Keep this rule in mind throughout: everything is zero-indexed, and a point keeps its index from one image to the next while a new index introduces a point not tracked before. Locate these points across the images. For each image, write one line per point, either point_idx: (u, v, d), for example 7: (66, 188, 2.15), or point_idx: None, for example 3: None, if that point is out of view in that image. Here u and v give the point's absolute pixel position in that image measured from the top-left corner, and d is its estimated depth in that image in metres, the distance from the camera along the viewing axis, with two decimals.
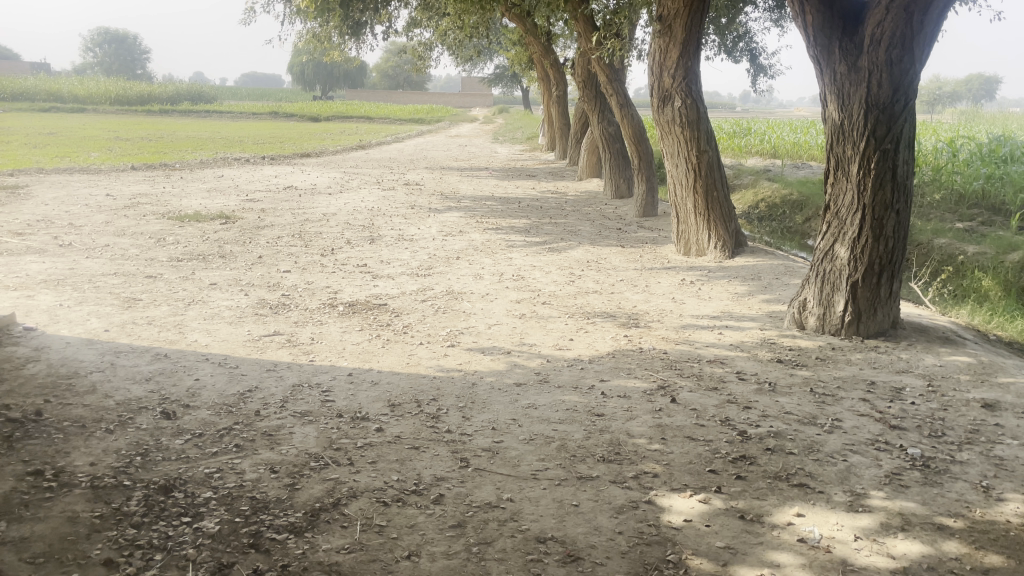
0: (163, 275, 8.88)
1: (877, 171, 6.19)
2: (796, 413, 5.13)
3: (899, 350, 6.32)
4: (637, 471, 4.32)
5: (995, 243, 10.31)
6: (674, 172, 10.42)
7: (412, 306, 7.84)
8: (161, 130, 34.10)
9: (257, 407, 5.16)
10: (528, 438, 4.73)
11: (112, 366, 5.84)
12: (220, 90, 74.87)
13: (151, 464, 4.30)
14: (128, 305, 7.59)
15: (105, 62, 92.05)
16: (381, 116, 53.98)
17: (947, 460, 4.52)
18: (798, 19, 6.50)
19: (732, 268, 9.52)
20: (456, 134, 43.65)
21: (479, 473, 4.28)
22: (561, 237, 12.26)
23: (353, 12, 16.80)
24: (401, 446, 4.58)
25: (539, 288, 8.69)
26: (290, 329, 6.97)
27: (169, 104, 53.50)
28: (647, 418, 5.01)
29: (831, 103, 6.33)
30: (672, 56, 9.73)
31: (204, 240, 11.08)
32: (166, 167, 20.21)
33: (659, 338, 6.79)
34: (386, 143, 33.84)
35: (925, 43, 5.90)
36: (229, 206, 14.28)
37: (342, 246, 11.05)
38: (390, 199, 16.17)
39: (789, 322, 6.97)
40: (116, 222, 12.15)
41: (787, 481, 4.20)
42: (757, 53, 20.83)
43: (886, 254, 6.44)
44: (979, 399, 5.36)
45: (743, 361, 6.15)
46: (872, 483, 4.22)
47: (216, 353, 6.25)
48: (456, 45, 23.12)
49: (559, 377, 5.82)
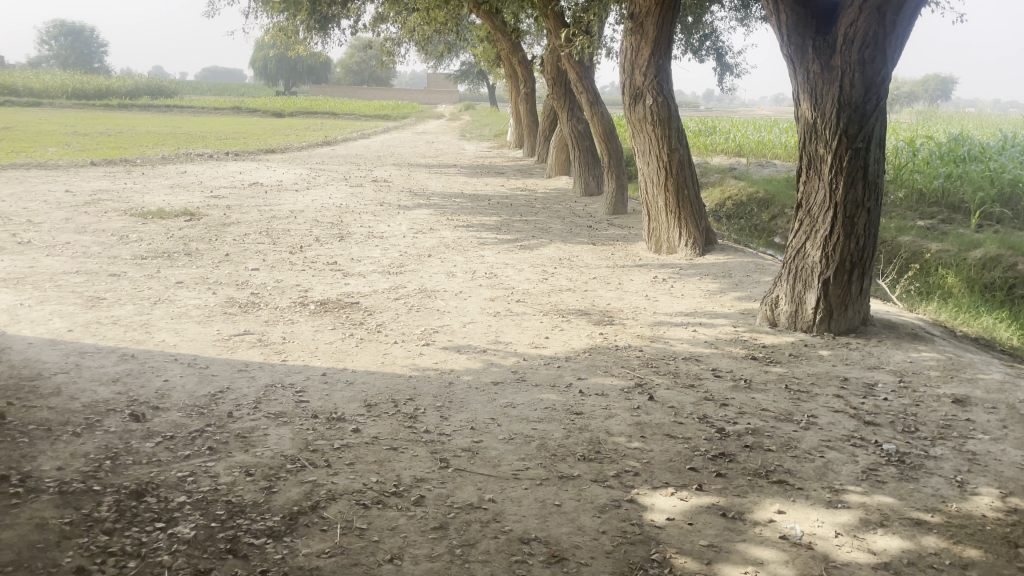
0: (127, 273, 8.68)
1: (849, 170, 6.25)
2: (772, 410, 5.16)
3: (870, 347, 6.40)
4: (618, 469, 4.30)
5: (957, 241, 10.51)
6: (645, 170, 10.46)
7: (384, 304, 7.75)
8: (121, 124, 33.42)
9: (229, 409, 5.05)
10: (507, 437, 4.69)
11: (77, 367, 5.68)
12: (181, 84, 73.65)
13: (121, 468, 4.18)
14: (92, 304, 7.40)
15: (62, 55, 90.11)
16: (346, 112, 53.52)
17: (921, 455, 4.58)
18: (771, 18, 6.54)
19: (703, 266, 9.57)
20: (423, 130, 43.47)
21: (459, 473, 4.23)
22: (532, 234, 12.24)
23: (320, 7, 16.61)
24: (379, 448, 4.51)
25: (512, 285, 8.66)
26: (260, 329, 6.85)
27: (129, 99, 52.49)
28: (626, 417, 5.00)
29: (804, 101, 6.38)
30: (643, 54, 9.75)
31: (169, 237, 10.86)
32: (127, 163, 19.80)
33: (635, 335, 6.80)
34: (352, 139, 33.56)
35: (897, 43, 5.97)
36: (194, 203, 14.02)
37: (311, 243, 10.91)
38: (358, 196, 16.02)
39: (762, 319, 7.03)
40: (76, 219, 11.86)
41: (766, 478, 4.22)
42: (723, 52, 21.01)
43: (857, 252, 6.51)
44: (950, 395, 5.44)
45: (719, 358, 6.17)
46: (849, 479, 4.25)
47: (185, 354, 6.11)
48: (424, 41, 22.99)
49: (536, 375, 5.79)
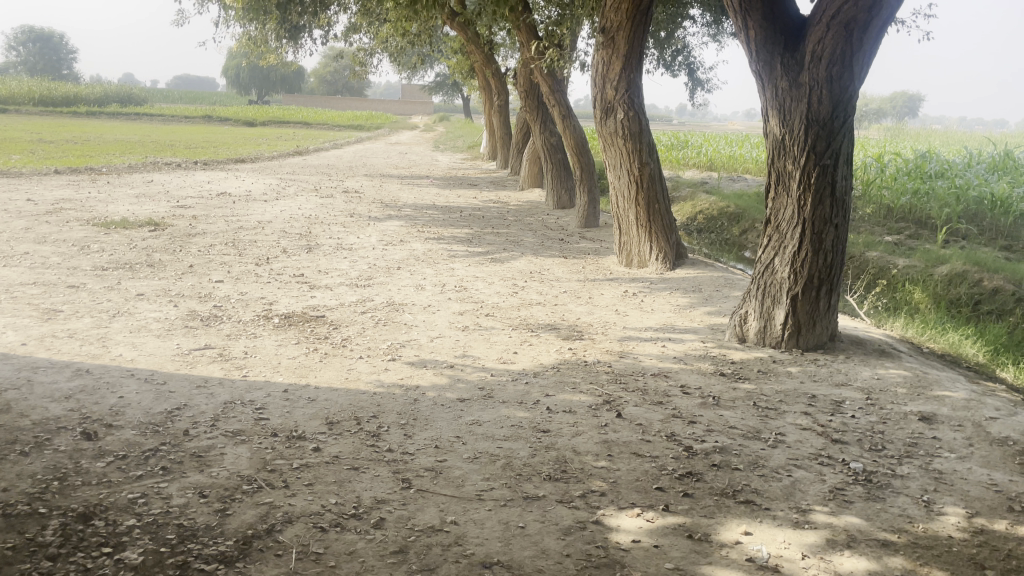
0: (86, 285, 8.46)
1: (817, 186, 6.26)
2: (740, 427, 5.11)
3: (837, 363, 6.40)
4: (584, 490, 4.22)
5: (924, 256, 10.62)
6: (616, 184, 10.44)
7: (350, 318, 7.62)
8: (88, 132, 32.91)
9: (186, 427, 4.90)
10: (472, 456, 4.59)
11: (28, 383, 5.49)
12: (151, 91, 72.92)
13: (69, 489, 4.01)
14: (48, 317, 7.19)
15: (29, 61, 88.88)
16: (319, 122, 53.25)
17: (888, 474, 4.55)
18: (740, 34, 6.53)
19: (674, 280, 9.56)
20: (396, 141, 43.37)
21: (421, 494, 4.12)
22: (503, 247, 12.17)
23: (290, 16, 16.47)
24: (339, 468, 4.39)
25: (481, 299, 8.56)
26: (222, 343, 6.69)
27: (98, 106, 51.84)
28: (593, 434, 4.93)
29: (772, 117, 6.38)
30: (614, 68, 9.75)
31: (132, 248, 10.64)
32: (92, 171, 19.47)
33: (604, 351, 6.74)
34: (324, 149, 33.34)
35: (864, 61, 6.00)
36: (159, 213, 13.78)
37: (278, 255, 10.74)
38: (328, 207, 15.87)
39: (730, 335, 7.02)
40: (36, 229, 11.59)
41: (733, 498, 4.16)
42: (695, 67, 21.18)
43: (825, 268, 6.51)
44: (916, 412, 5.44)
45: (687, 374, 6.13)
46: (816, 498, 4.21)
47: (142, 369, 5.94)
48: (397, 52, 22.91)
49: (503, 392, 5.70)
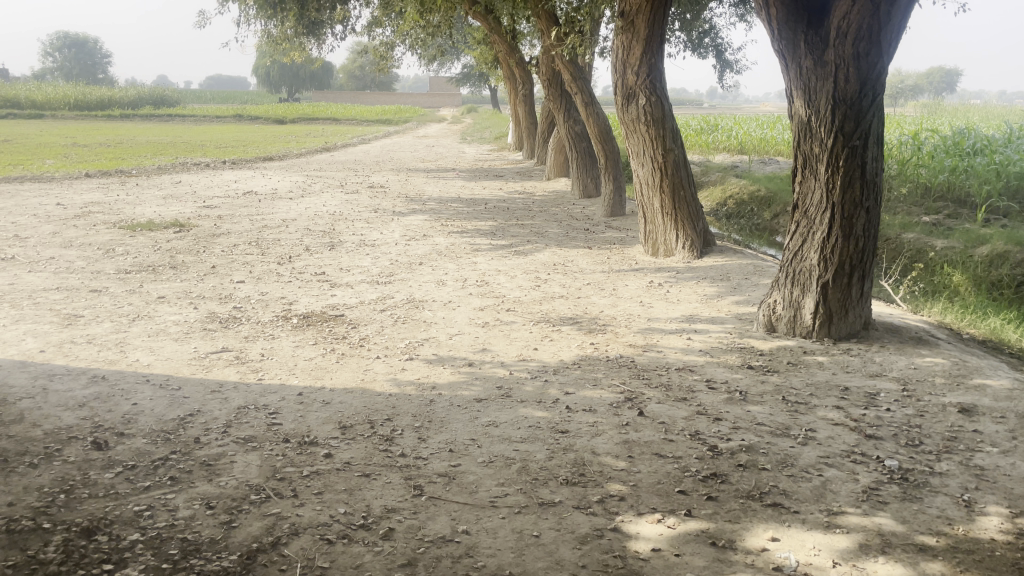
0: (108, 289, 8.47)
1: (846, 169, 5.99)
2: (768, 424, 4.89)
3: (871, 353, 6.12)
4: (602, 494, 4.04)
5: (963, 237, 10.23)
6: (640, 172, 10.20)
7: (369, 316, 7.50)
8: (121, 135, 33.28)
9: (197, 434, 4.82)
10: (486, 460, 4.44)
11: (44, 392, 5.45)
12: (182, 91, 73.77)
13: (76, 502, 3.94)
14: (68, 323, 7.18)
15: (64, 67, 90.72)
16: (348, 117, 53.43)
17: (925, 472, 4.30)
18: (761, 13, 6.25)
19: (701, 269, 9.30)
20: (425, 134, 43.39)
21: (433, 502, 3.98)
22: (528, 239, 11.99)
23: (309, 11, 16.41)
24: (350, 474, 4.28)
25: (503, 293, 8.39)
26: (239, 346, 6.61)
27: (130, 109, 52.48)
28: (613, 434, 4.74)
29: (797, 99, 6.11)
30: (635, 53, 9.50)
31: (156, 250, 10.66)
32: (122, 173, 19.67)
33: (627, 345, 6.53)
34: (352, 145, 33.45)
35: (893, 35, 5.71)
36: (185, 214, 13.84)
37: (301, 253, 10.68)
38: (353, 203, 15.81)
39: (759, 325, 6.76)
40: (63, 233, 11.67)
41: (760, 501, 3.95)
42: (723, 48, 20.78)
43: (856, 253, 6.24)
44: (956, 404, 5.17)
45: (713, 367, 5.90)
46: (849, 499, 3.98)
47: (158, 374, 5.87)
48: (420, 45, 22.82)
49: (521, 390, 5.53)
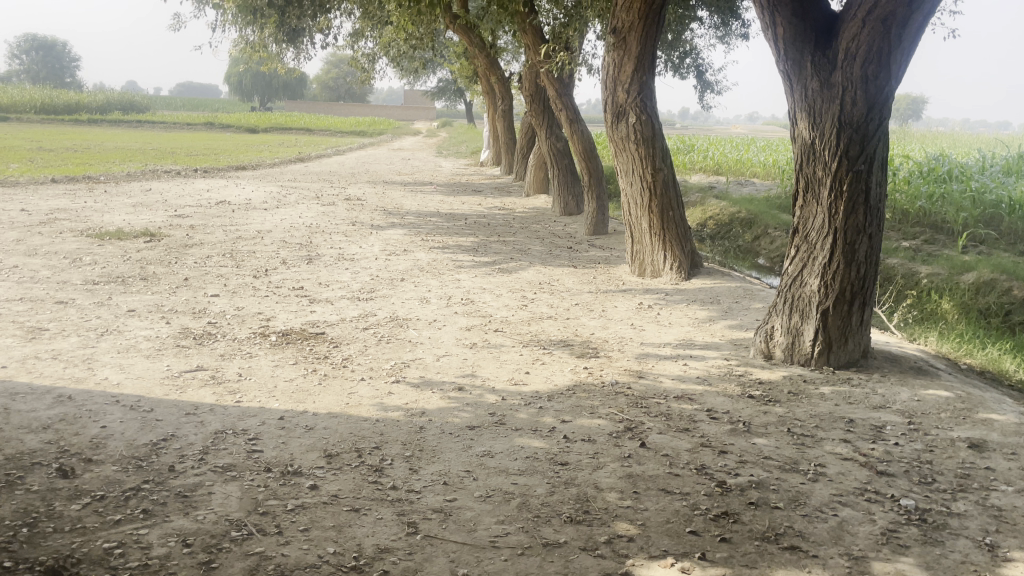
0: (75, 301, 8.08)
1: (849, 194, 5.86)
2: (776, 458, 4.69)
3: (873, 383, 5.97)
4: (610, 535, 3.79)
5: (947, 264, 10.19)
6: (628, 191, 10.04)
7: (352, 335, 7.20)
8: (90, 140, 32.51)
9: (172, 461, 4.50)
10: (484, 495, 4.17)
11: (5, 412, 5.08)
12: (155, 97, 72.79)
13: (39, 538, 3.61)
14: (32, 337, 6.77)
15: (32, 69, 89.46)
16: (322, 128, 52.99)
17: (943, 512, 4.12)
18: (767, 31, 6.12)
19: (690, 291, 9.14)
20: (399, 146, 43.32)
21: (429, 542, 3.71)
22: (511, 256, 11.77)
23: (289, 20, 15.83)
24: (338, 509, 3.98)
25: (489, 313, 8.15)
26: (215, 364, 6.28)
27: (99, 114, 51.55)
28: (616, 468, 4.51)
29: (801, 121, 5.99)
30: (626, 71, 9.35)
31: (125, 260, 10.25)
32: (90, 179, 19.15)
33: (621, 370, 6.33)
34: (327, 155, 33.14)
35: (902, 59, 5.58)
36: (155, 223, 13.41)
37: (278, 267, 10.33)
38: (330, 215, 15.47)
39: (756, 352, 6.60)
40: (28, 240, 11.20)
41: (776, 544, 3.74)
42: (703, 69, 20.79)
43: (858, 280, 6.09)
44: (965, 439, 5.01)
45: (713, 397, 5.70)
46: (869, 543, 3.78)
47: (129, 394, 5.53)
48: (400, 57, 22.59)
49: (516, 417, 5.28)
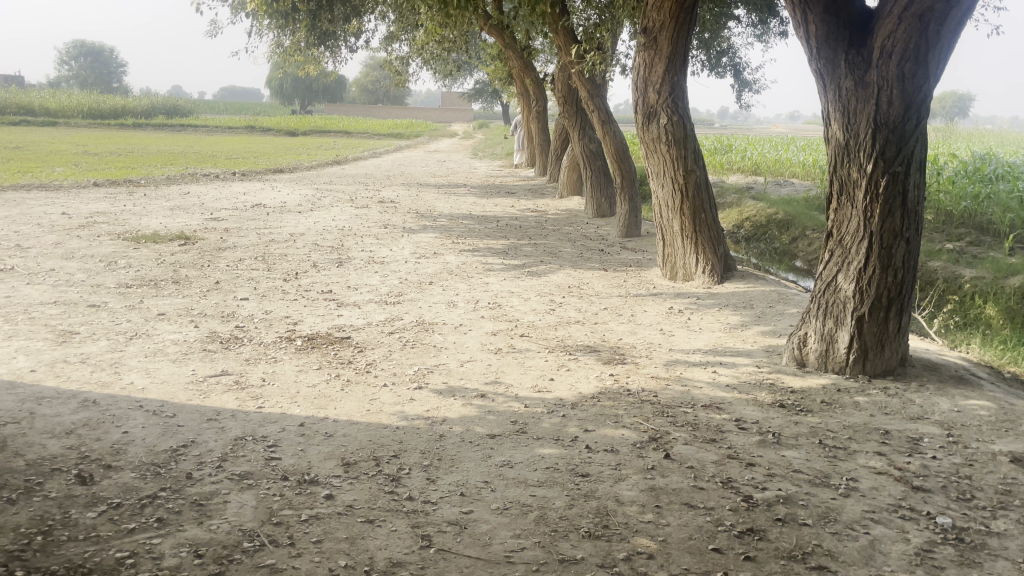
0: (107, 304, 8.17)
1: (886, 197, 5.65)
2: (806, 471, 4.53)
3: (910, 393, 5.74)
4: (629, 551, 3.67)
5: (991, 267, 9.84)
6: (659, 193, 9.87)
7: (377, 340, 7.17)
8: (134, 144, 33.09)
9: (190, 468, 4.49)
10: (501, 507, 4.08)
11: (30, 417, 5.12)
12: (198, 102, 74.06)
13: (53, 546, 3.60)
14: (62, 341, 6.84)
15: (81, 75, 91.70)
16: (360, 130, 53.38)
17: (982, 531, 3.92)
18: (800, 29, 5.94)
19: (722, 296, 8.94)
20: (434, 147, 43.43)
21: (442, 556, 3.62)
22: (542, 259, 11.65)
23: (322, 24, 16.04)
24: (352, 520, 3.92)
25: (516, 317, 8.06)
26: (240, 369, 6.28)
27: (143, 118, 52.53)
28: (638, 480, 4.38)
29: (835, 121, 5.79)
30: (657, 70, 9.19)
31: (159, 263, 10.35)
32: (130, 183, 19.45)
33: (648, 377, 6.19)
34: (364, 158, 33.34)
35: (941, 56, 5.37)
36: (191, 226, 13.55)
37: (308, 270, 10.36)
38: (362, 218, 15.51)
39: (788, 359, 6.39)
40: (66, 244, 11.39)
41: (802, 563, 3.58)
42: (740, 67, 20.44)
43: (894, 285, 5.88)
44: (1007, 453, 4.78)
45: (742, 406, 5.53)
46: (901, 564, 3.61)
47: (152, 400, 5.54)
48: (433, 59, 22.60)
49: (538, 426, 5.18)
